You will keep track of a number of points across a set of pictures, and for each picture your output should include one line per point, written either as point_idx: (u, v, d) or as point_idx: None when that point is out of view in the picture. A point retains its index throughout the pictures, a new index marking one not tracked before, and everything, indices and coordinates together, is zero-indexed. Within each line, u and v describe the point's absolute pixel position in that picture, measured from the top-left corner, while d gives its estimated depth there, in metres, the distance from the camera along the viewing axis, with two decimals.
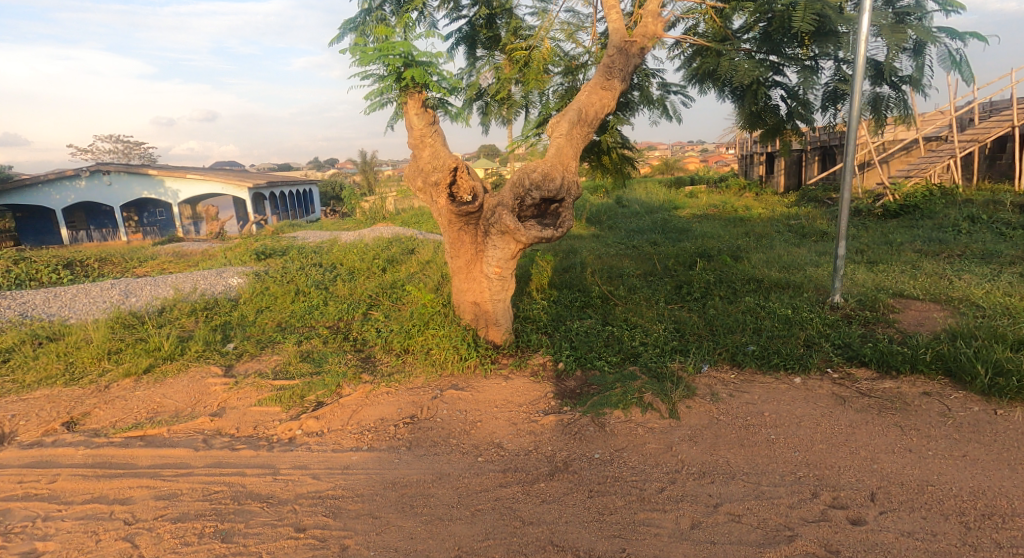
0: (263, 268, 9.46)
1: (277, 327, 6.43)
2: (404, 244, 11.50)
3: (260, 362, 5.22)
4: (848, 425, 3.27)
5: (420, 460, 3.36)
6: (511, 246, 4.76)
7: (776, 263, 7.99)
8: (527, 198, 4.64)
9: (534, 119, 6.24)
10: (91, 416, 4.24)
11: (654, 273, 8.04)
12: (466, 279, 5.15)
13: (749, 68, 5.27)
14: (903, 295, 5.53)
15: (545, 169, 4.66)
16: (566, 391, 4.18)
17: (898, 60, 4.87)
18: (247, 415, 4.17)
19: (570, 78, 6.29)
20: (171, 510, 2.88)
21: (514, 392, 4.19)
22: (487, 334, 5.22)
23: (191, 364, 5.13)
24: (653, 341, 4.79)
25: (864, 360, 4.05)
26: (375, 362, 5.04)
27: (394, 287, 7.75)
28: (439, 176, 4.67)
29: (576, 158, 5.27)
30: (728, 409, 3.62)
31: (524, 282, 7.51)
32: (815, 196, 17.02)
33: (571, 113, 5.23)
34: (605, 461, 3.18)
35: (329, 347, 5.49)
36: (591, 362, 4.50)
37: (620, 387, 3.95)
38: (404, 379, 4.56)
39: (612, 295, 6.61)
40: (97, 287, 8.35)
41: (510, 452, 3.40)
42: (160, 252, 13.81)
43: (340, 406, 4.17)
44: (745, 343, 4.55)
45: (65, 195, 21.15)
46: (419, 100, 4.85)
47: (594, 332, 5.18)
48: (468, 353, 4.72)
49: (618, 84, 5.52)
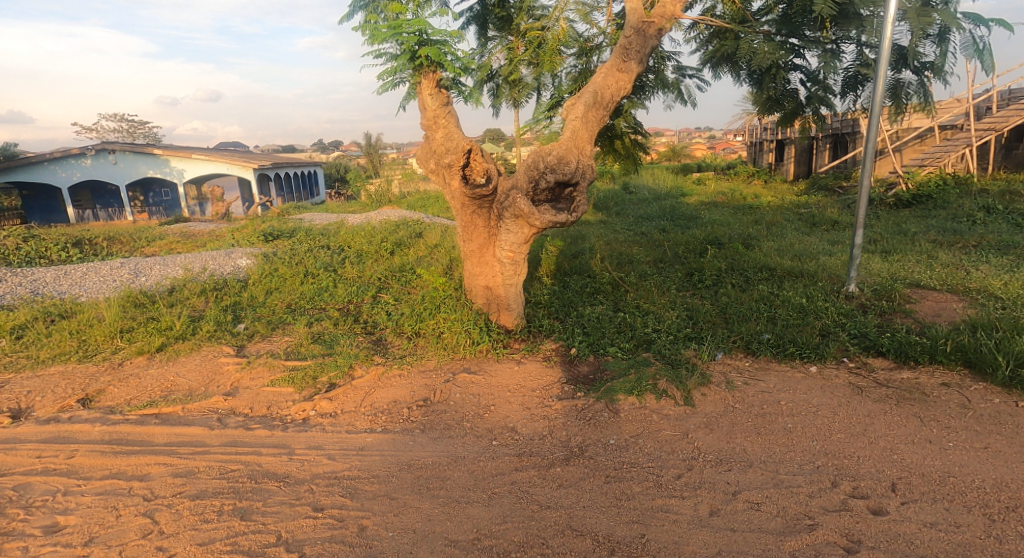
0: (271, 249, 9.47)
1: (286, 308, 6.43)
2: (412, 228, 11.47)
3: (271, 344, 5.22)
4: (867, 415, 3.25)
5: (436, 443, 3.37)
6: (525, 230, 4.73)
7: (788, 252, 7.92)
8: (541, 181, 4.55)
9: (546, 102, 6.18)
10: (106, 393, 4.25)
11: (665, 260, 7.99)
12: (479, 263, 5.10)
13: (770, 51, 5.15)
14: (920, 285, 5.46)
15: (560, 151, 4.54)
16: (579, 376, 4.17)
17: (923, 46, 4.73)
18: (260, 395, 4.18)
19: (584, 60, 6.18)
20: (189, 487, 2.90)
21: (527, 377, 4.18)
22: (498, 318, 5.18)
23: (203, 344, 5.13)
24: (666, 328, 4.77)
25: (881, 350, 4.02)
26: (386, 344, 5.02)
27: (403, 271, 7.72)
28: (452, 158, 4.51)
29: (591, 141, 5.23)
30: (743, 397, 3.60)
31: (534, 268, 7.48)
32: (826, 183, 16.88)
33: (586, 96, 5.20)
34: (621, 447, 3.17)
35: (340, 329, 5.48)
36: (604, 348, 4.48)
37: (634, 373, 3.94)
38: (416, 362, 4.56)
39: (623, 281, 6.57)
40: (107, 266, 8.35)
41: (525, 436, 3.39)
42: (167, 232, 13.86)
43: (353, 388, 4.19)
44: (760, 332, 4.51)
45: (71, 173, 21.19)
46: (434, 80, 4.82)
47: (606, 318, 5.17)
48: (481, 337, 4.71)
49: (634, 66, 5.42)
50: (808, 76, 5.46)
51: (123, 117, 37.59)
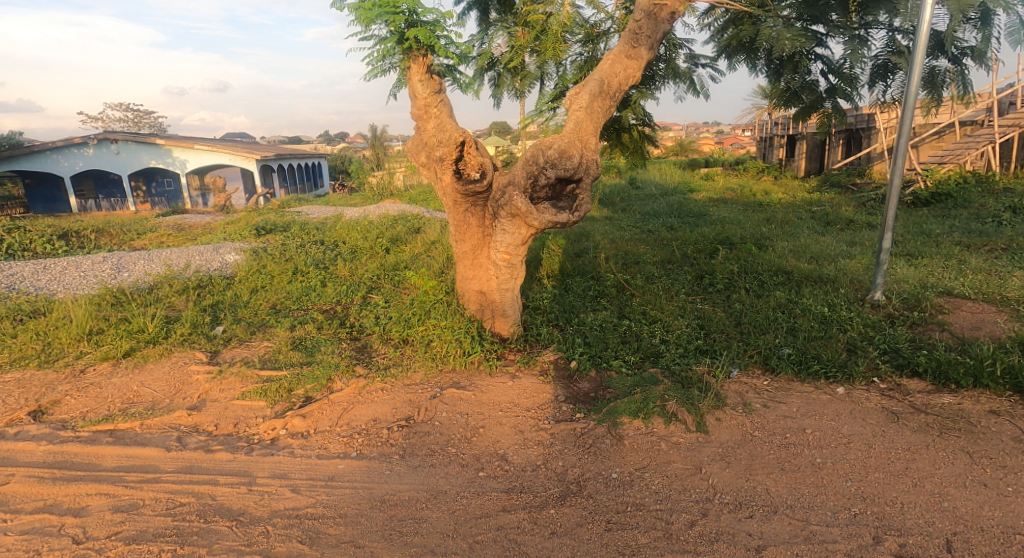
0: (262, 244, 9.12)
1: (271, 310, 6.07)
2: (411, 223, 11.11)
3: (248, 349, 4.85)
4: (907, 449, 2.84)
5: (415, 473, 2.98)
6: (523, 231, 4.32)
7: (805, 254, 7.50)
8: (541, 177, 4.17)
9: (549, 93, 5.75)
10: (61, 404, 3.90)
11: (673, 261, 7.57)
12: (472, 265, 4.68)
13: (792, 37, 4.67)
14: (952, 294, 5.03)
15: (562, 145, 4.15)
16: (579, 394, 3.77)
17: (963, 31, 4.24)
18: (228, 410, 3.81)
19: (591, 47, 5.74)
20: (127, 526, 2.53)
21: (522, 394, 3.79)
22: (493, 325, 4.77)
23: (175, 349, 4.76)
24: (676, 340, 4.38)
25: (917, 370, 3.60)
26: (372, 352, 4.64)
27: (396, 269, 7.34)
28: (442, 151, 4.08)
29: (597, 134, 4.84)
30: (763, 424, 3.20)
31: (534, 269, 7.09)
32: (839, 180, 16.41)
33: (592, 84, 4.81)
34: (623, 482, 2.78)
35: (324, 334, 5.12)
36: (607, 362, 4.08)
37: (640, 393, 3.55)
38: (401, 374, 4.18)
39: (629, 284, 6.16)
40: (89, 260, 8.01)
41: (516, 466, 3.00)
42: (162, 224, 13.56)
43: (330, 404, 3.82)
44: (779, 346, 4.09)
45: (74, 162, 20.89)
46: (423, 64, 4.41)
47: (610, 326, 4.77)
48: (472, 347, 4.31)
49: (644, 52, 4.98)
50: (831, 65, 4.98)
51: (127, 107, 37.48)
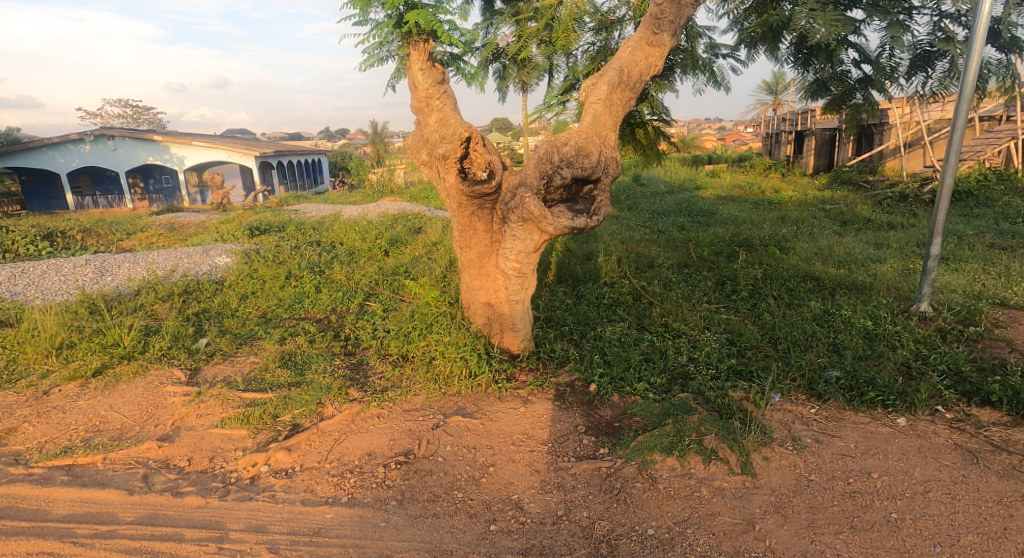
0: (255, 246, 8.69)
1: (261, 319, 5.63)
2: (412, 222, 10.68)
3: (232, 366, 4.42)
4: (999, 502, 2.39)
5: (416, 526, 2.54)
6: (535, 237, 3.87)
7: (830, 257, 7.07)
8: (556, 177, 3.73)
9: (559, 85, 5.31)
10: (17, 433, 3.46)
11: (690, 264, 7.12)
12: (478, 274, 4.23)
13: (826, 23, 4.03)
14: (1006, 305, 4.58)
15: (580, 141, 3.72)
16: (601, 423, 3.33)
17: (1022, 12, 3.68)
18: (205, 440, 3.37)
19: (604, 35, 5.26)
20: None
21: (536, 423, 3.35)
22: (501, 340, 4.31)
23: (151, 366, 4.33)
24: (705, 358, 3.96)
25: (989, 399, 3.15)
26: (367, 371, 4.21)
27: (396, 273, 6.90)
28: (446, 147, 3.62)
29: (616, 129, 4.39)
30: (820, 465, 2.75)
31: (543, 274, 6.65)
32: (851, 177, 15.96)
33: (610, 74, 4.38)
34: (662, 542, 2.35)
35: (316, 348, 4.69)
36: (631, 386, 3.63)
37: (672, 425, 3.11)
38: (400, 398, 3.74)
39: (646, 291, 5.72)
40: (71, 263, 7.57)
41: (533, 518, 2.56)
42: (156, 223, 13.12)
43: (320, 434, 3.38)
44: (824, 367, 3.64)
45: (71, 159, 20.43)
46: (425, 51, 3.95)
47: (629, 341, 4.32)
48: (479, 368, 3.86)
49: (667, 39, 4.50)
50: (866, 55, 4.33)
51: (128, 104, 37.13)
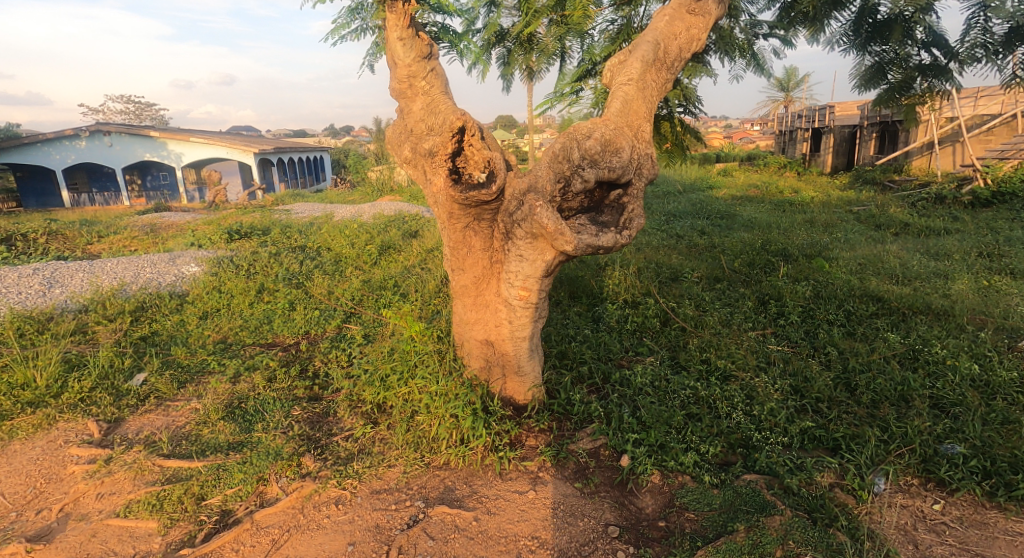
0: (230, 252, 7.79)
1: (219, 344, 4.73)
2: (408, 224, 9.80)
3: (165, 415, 3.51)
4: None
5: None
6: (547, 258, 2.94)
7: (882, 269, 6.15)
8: (576, 180, 2.82)
9: (571, 73, 4.31)
10: None
11: (722, 279, 6.17)
12: (475, 302, 3.30)
13: None
14: None
15: (609, 133, 2.83)
16: (642, 523, 2.41)
17: None
18: (95, 538, 2.46)
19: (627, 12, 4.14)
20: None
21: (549, 521, 2.43)
22: (504, 387, 3.37)
23: (60, 417, 3.42)
24: (770, 418, 3.00)
25: None
26: (333, 426, 3.29)
27: (382, 286, 5.99)
28: (431, 140, 2.66)
29: (650, 117, 3.45)
30: None
31: (552, 289, 5.72)
32: (875, 177, 15.00)
33: (645, 47, 3.42)
34: None
35: (274, 389, 3.78)
36: (680, 462, 2.70)
37: (748, 535, 2.17)
38: (368, 472, 2.83)
39: (676, 314, 4.76)
40: (17, 273, 6.67)
41: None
42: (138, 223, 12.24)
43: (253, 532, 2.46)
44: (939, 436, 2.71)
45: (66, 154, 19.62)
46: (402, 16, 2.93)
47: (667, 389, 3.38)
48: (474, 431, 2.94)
49: (712, 6, 3.58)
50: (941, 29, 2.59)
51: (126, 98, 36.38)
